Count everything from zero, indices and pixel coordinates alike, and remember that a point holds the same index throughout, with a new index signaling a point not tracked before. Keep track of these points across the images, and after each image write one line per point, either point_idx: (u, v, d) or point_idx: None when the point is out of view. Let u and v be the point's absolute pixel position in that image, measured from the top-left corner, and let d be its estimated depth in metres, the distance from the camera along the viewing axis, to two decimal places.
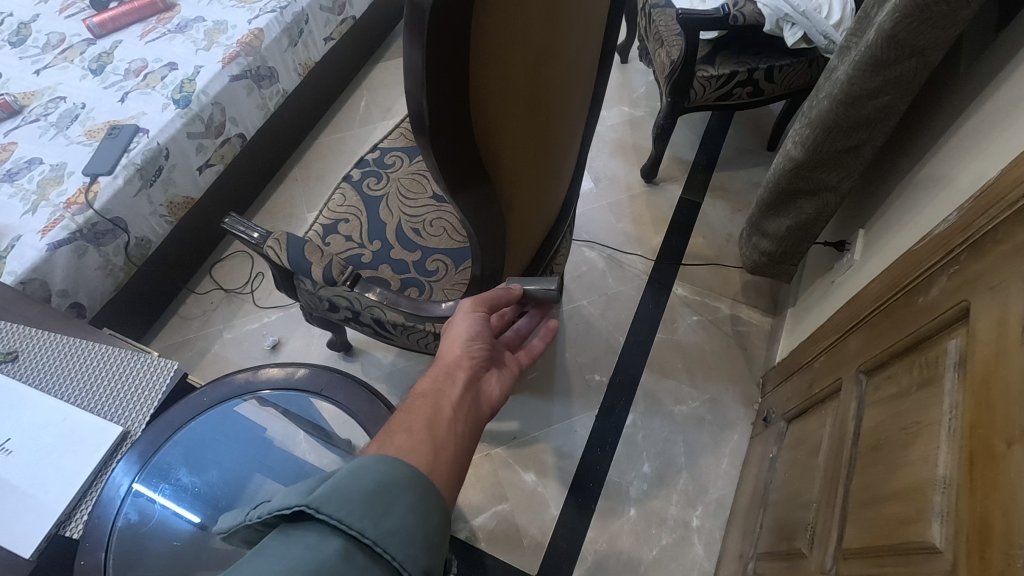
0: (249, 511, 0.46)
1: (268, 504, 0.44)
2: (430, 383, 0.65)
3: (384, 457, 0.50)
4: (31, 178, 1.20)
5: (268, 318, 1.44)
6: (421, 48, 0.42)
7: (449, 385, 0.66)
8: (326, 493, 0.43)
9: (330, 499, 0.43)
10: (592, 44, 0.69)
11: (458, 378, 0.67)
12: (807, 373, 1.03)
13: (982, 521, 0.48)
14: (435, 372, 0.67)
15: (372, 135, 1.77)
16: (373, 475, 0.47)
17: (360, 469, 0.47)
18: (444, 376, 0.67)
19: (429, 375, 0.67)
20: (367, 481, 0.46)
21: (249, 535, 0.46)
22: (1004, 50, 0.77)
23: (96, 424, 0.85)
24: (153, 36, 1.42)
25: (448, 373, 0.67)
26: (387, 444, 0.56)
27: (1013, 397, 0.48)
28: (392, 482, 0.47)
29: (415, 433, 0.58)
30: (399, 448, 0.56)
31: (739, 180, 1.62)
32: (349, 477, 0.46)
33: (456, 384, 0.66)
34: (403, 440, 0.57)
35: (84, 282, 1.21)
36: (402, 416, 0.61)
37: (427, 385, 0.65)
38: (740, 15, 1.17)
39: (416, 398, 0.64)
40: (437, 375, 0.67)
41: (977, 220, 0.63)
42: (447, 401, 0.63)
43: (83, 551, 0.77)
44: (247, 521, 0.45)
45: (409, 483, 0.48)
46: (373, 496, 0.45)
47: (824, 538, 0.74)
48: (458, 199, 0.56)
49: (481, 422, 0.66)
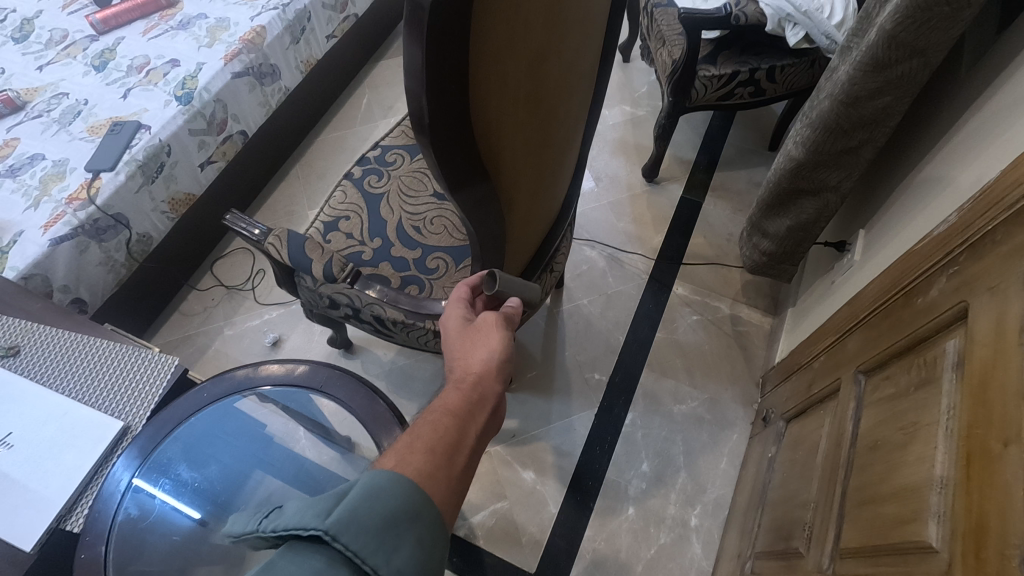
0: (262, 519, 0.47)
1: (283, 519, 0.44)
2: (460, 401, 0.61)
3: (400, 477, 0.49)
4: (33, 173, 1.20)
5: (267, 315, 1.44)
6: (420, 42, 0.42)
7: (478, 409, 0.62)
8: (343, 519, 0.43)
9: (347, 527, 0.43)
10: (592, 43, 0.69)
11: (488, 403, 0.63)
12: (806, 373, 1.02)
13: (979, 521, 0.48)
14: (467, 390, 0.62)
15: (373, 133, 1.77)
16: (390, 501, 0.47)
17: (377, 491, 0.47)
18: (476, 399, 0.62)
19: (459, 390, 0.62)
20: (385, 507, 0.46)
21: (258, 542, 0.47)
22: (1005, 51, 0.77)
23: (97, 419, 0.86)
24: (155, 33, 1.42)
25: (479, 395, 0.63)
26: (405, 465, 0.53)
27: (1011, 398, 0.48)
28: (406, 509, 0.47)
29: (437, 457, 0.55)
30: (417, 470, 0.52)
31: (740, 179, 1.62)
32: (366, 499, 0.46)
33: (483, 411, 0.62)
34: (422, 462, 0.53)
35: (86, 278, 1.21)
36: (424, 432, 0.57)
37: (458, 401, 0.61)
38: (741, 15, 1.17)
39: (441, 414, 0.60)
40: (468, 395, 0.62)
41: (977, 222, 0.63)
42: (472, 427, 0.60)
43: (83, 544, 0.77)
44: (259, 531, 0.46)
45: (421, 511, 0.48)
46: (386, 526, 0.45)
47: (822, 538, 0.74)
48: (458, 198, 0.56)
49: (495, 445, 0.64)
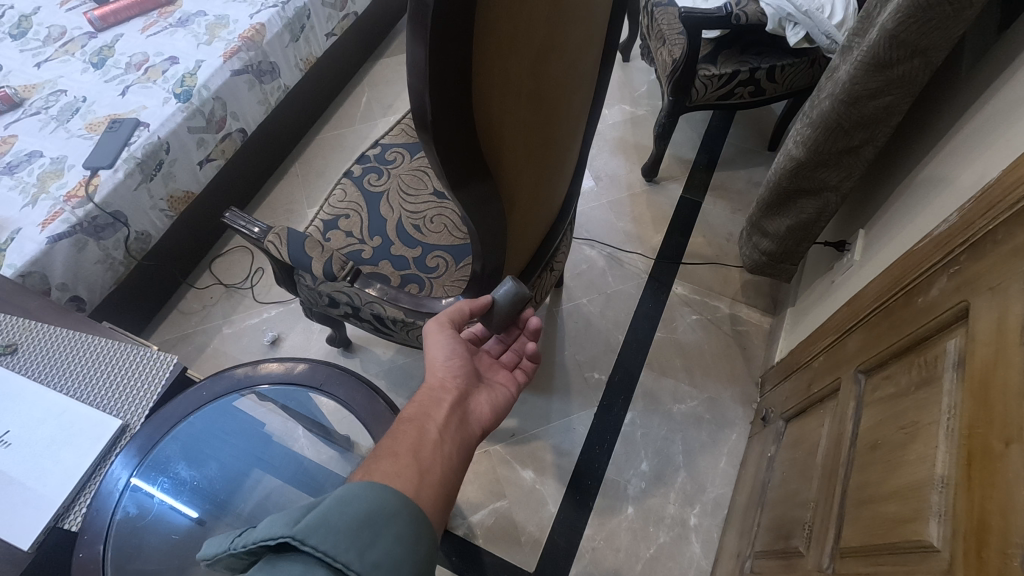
0: (234, 538, 0.46)
1: (253, 533, 0.44)
2: (416, 409, 0.67)
3: (372, 484, 0.50)
4: (31, 170, 1.19)
5: (267, 313, 1.44)
6: (423, 39, 0.41)
7: (436, 407, 0.68)
8: (312, 524, 0.43)
9: (317, 530, 0.43)
10: (595, 40, 0.69)
11: (445, 400, 0.70)
12: (806, 373, 1.02)
13: (980, 521, 0.48)
14: (422, 396, 0.69)
15: (372, 131, 1.76)
16: (362, 504, 0.47)
17: (348, 497, 0.47)
18: (433, 400, 0.69)
19: (416, 400, 0.69)
20: (357, 510, 0.46)
21: (232, 562, 0.46)
22: (1006, 51, 0.77)
23: (96, 416, 0.85)
24: (154, 30, 1.41)
25: (434, 396, 0.70)
26: (373, 470, 0.57)
27: (1013, 398, 0.48)
28: (380, 510, 0.48)
29: (401, 458, 0.60)
30: (385, 473, 0.57)
31: (740, 179, 1.62)
32: (337, 506, 0.46)
33: (442, 407, 0.69)
34: (389, 465, 0.58)
35: (84, 276, 1.21)
36: (387, 441, 0.62)
37: (414, 410, 0.67)
38: (742, 14, 1.17)
39: (401, 423, 0.66)
40: (424, 400, 0.69)
41: (978, 221, 0.63)
42: (433, 424, 0.66)
43: (82, 543, 0.77)
44: (232, 549, 0.45)
45: (396, 512, 0.49)
46: (360, 526, 0.45)
47: (821, 537, 0.75)
48: (459, 196, 0.56)
49: (468, 440, 0.68)
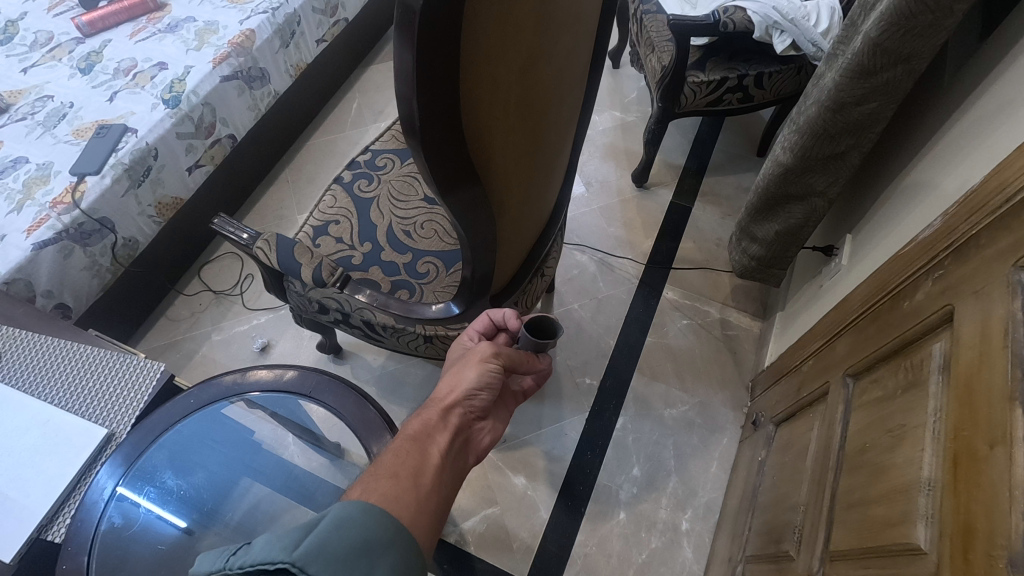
0: (225, 555, 0.44)
1: (248, 554, 0.43)
2: (421, 427, 0.66)
3: (369, 507, 0.50)
4: (16, 177, 1.18)
5: (256, 320, 1.43)
6: (411, 45, 0.42)
7: (439, 429, 0.67)
8: (311, 550, 0.43)
9: (315, 557, 0.43)
10: (583, 46, 0.69)
11: (451, 425, 0.68)
12: (795, 377, 1.03)
13: (966, 524, 0.48)
14: (430, 414, 0.68)
15: (363, 137, 1.76)
16: (359, 531, 0.47)
17: (346, 522, 0.47)
18: (439, 421, 0.68)
19: (424, 416, 0.68)
20: (353, 538, 0.46)
21: None
22: (988, 57, 0.78)
23: (80, 425, 0.84)
24: (142, 35, 1.40)
25: (441, 418, 0.68)
26: (371, 490, 0.57)
27: (995, 400, 0.49)
28: (376, 538, 0.48)
29: (400, 480, 0.59)
30: (383, 495, 0.57)
31: (729, 185, 1.63)
32: (335, 530, 0.46)
33: (446, 431, 0.67)
34: (387, 486, 0.58)
35: (70, 283, 1.19)
36: (388, 459, 0.62)
37: (417, 427, 0.66)
38: (729, 22, 1.19)
39: (404, 439, 0.65)
40: (430, 418, 0.68)
41: (961, 226, 0.64)
42: (435, 448, 0.65)
43: (65, 555, 0.76)
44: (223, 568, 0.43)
45: (390, 543, 0.49)
46: (356, 554, 0.45)
47: (812, 539, 0.75)
48: (449, 201, 0.56)
49: (462, 469, 0.68)
